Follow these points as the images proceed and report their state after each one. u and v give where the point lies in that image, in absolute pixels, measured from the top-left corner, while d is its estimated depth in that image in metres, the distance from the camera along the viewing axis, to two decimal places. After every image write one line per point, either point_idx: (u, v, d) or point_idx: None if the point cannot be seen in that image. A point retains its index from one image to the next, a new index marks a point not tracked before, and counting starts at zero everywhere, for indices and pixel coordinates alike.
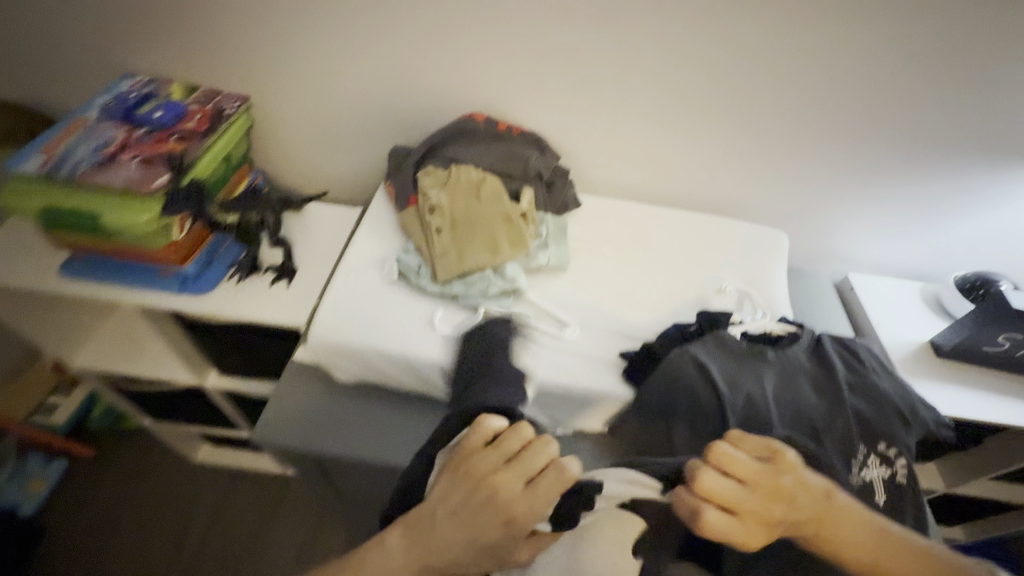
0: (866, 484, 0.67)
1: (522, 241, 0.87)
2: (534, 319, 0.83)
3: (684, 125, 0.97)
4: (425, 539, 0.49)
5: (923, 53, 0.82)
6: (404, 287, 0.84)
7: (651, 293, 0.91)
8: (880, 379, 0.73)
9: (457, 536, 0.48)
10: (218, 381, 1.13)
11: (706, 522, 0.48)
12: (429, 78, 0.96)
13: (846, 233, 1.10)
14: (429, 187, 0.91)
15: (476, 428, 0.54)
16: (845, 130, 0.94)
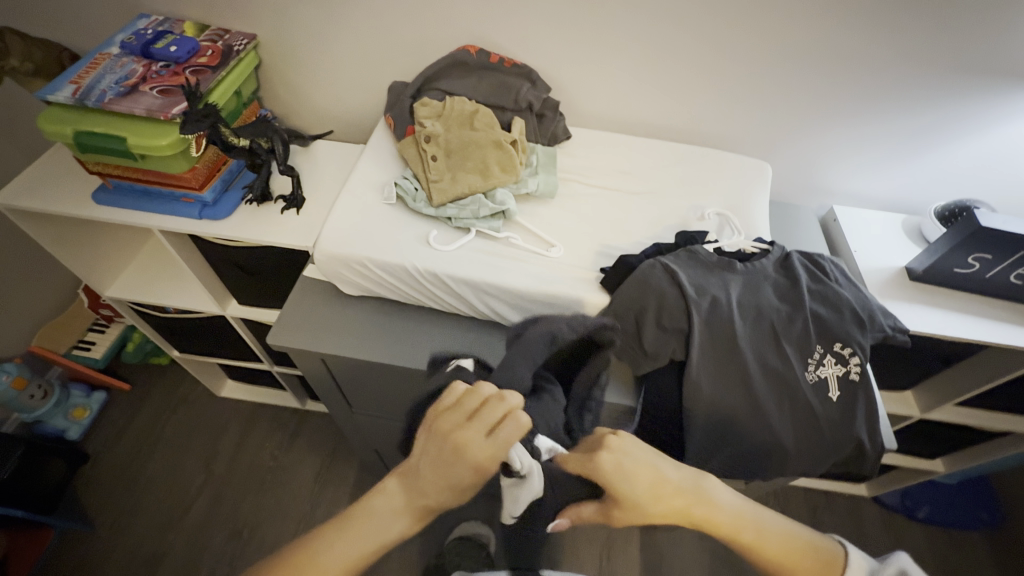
0: (820, 381, 0.72)
1: (511, 167, 0.93)
2: (521, 238, 0.90)
3: (672, 55, 0.99)
4: (414, 485, 0.48)
5: None
6: (401, 208, 0.91)
7: (635, 218, 0.96)
8: (841, 288, 0.79)
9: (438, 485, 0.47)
10: (238, 309, 1.22)
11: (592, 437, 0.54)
12: (423, 11, 0.98)
13: (834, 166, 1.13)
14: (424, 118, 0.96)
15: (448, 393, 0.53)
16: (834, 57, 0.94)
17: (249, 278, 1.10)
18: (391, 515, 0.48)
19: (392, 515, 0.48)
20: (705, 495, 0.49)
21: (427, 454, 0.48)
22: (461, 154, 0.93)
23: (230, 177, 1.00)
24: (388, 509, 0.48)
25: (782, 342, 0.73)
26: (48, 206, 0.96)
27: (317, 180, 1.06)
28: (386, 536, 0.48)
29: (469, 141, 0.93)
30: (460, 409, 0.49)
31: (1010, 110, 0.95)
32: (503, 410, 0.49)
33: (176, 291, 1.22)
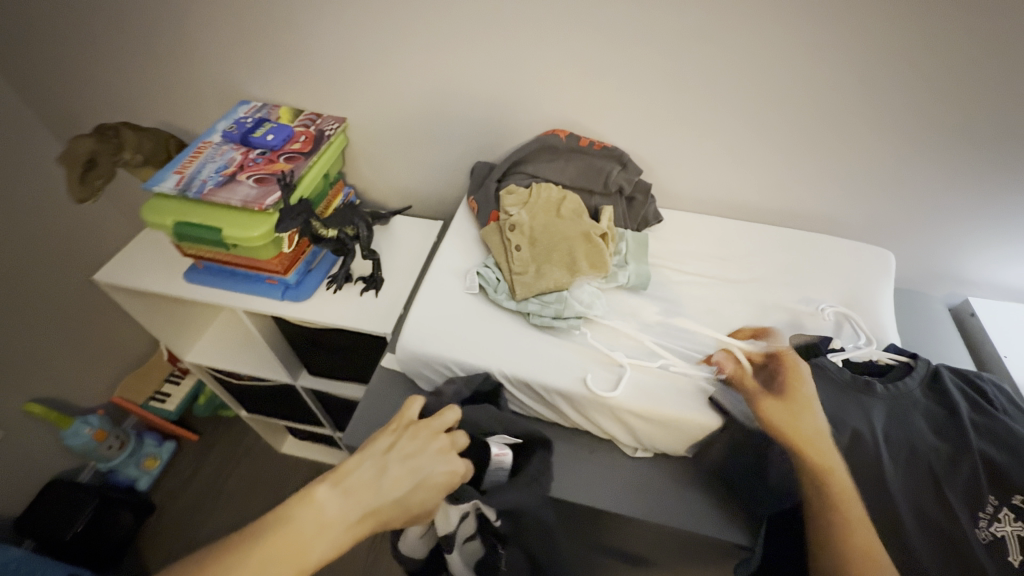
0: (995, 541, 0.57)
1: (600, 259, 0.87)
2: (612, 341, 0.82)
3: (785, 132, 0.90)
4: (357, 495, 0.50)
5: None
6: (482, 299, 0.86)
7: (738, 315, 0.87)
8: (1015, 422, 0.65)
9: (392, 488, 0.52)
10: (309, 380, 1.22)
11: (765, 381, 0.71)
12: (510, 95, 0.96)
13: (966, 254, 0.99)
14: (510, 205, 0.93)
15: (399, 420, 0.58)
16: (986, 133, 0.82)
17: (320, 352, 1.07)
18: (330, 524, 0.48)
19: (322, 524, 0.48)
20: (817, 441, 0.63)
21: (403, 449, 0.54)
22: (547, 244, 0.88)
23: (312, 258, 0.99)
24: (327, 518, 0.48)
25: (943, 491, 0.61)
26: (145, 282, 0.99)
27: (394, 259, 1.04)
28: (315, 548, 0.47)
29: (556, 231, 0.89)
30: (410, 436, 0.55)
31: None
32: (430, 435, 0.56)
33: (250, 357, 1.23)
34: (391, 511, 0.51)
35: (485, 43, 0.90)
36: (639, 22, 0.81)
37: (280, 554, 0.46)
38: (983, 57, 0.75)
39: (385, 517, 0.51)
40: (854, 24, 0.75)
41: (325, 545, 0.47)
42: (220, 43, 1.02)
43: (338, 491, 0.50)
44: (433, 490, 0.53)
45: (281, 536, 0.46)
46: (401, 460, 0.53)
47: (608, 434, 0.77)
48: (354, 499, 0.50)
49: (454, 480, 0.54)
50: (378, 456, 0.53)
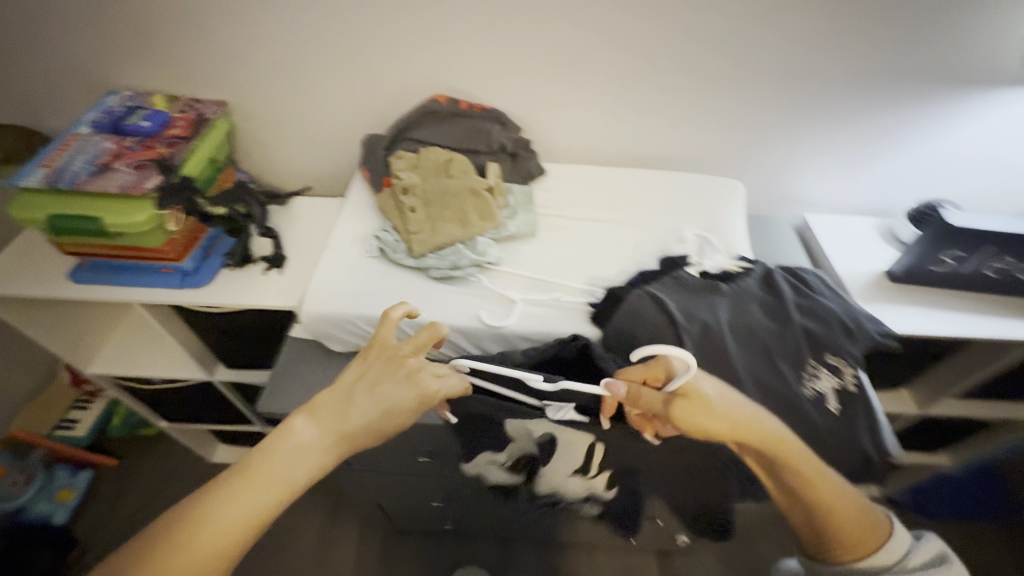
0: (817, 394, 0.71)
1: (489, 212, 0.95)
2: (506, 283, 0.90)
3: (640, 84, 0.99)
4: (331, 419, 0.49)
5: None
6: (382, 261, 0.91)
7: (615, 248, 0.98)
8: (825, 299, 0.80)
9: (367, 414, 0.50)
10: (227, 374, 1.20)
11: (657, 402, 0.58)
12: (387, 66, 1.00)
13: (802, 182, 1.14)
14: (400, 169, 0.97)
15: (373, 347, 0.56)
16: (798, 74, 0.96)
17: (231, 340, 1.07)
18: (307, 452, 0.47)
19: (302, 449, 0.47)
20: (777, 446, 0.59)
21: (371, 377, 0.53)
22: (440, 204, 0.95)
23: (208, 244, 0.99)
24: (305, 444, 0.47)
25: (777, 360, 0.73)
26: (23, 290, 0.94)
27: (297, 237, 1.05)
28: (301, 473, 0.46)
29: (445, 190, 0.95)
30: (382, 363, 0.54)
31: (959, 109, 0.98)
32: (404, 366, 0.55)
33: (159, 360, 1.19)
34: (372, 435, 0.51)
35: (357, 10, 0.92)
36: None
37: (263, 484, 0.45)
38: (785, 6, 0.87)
39: (359, 440, 0.50)
40: None
41: (309, 466, 0.47)
42: (77, 27, 0.97)
43: (316, 420, 0.49)
44: (402, 413, 0.52)
45: (255, 474, 0.45)
46: (369, 388, 0.52)
47: None
48: (330, 425, 0.49)
49: (421, 404, 0.54)
50: (347, 388, 0.52)
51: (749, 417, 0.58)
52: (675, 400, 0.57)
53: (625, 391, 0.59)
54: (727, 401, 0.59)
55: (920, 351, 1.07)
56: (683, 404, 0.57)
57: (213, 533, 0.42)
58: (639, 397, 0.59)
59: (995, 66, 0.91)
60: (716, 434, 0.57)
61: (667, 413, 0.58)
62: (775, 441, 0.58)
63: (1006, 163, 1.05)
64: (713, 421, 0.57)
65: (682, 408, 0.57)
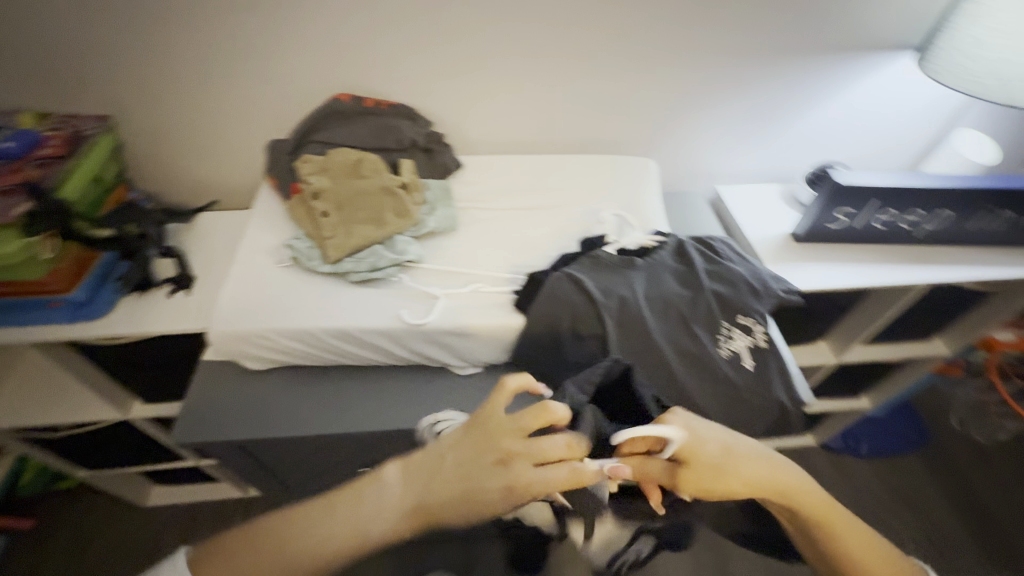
0: (732, 354, 0.74)
1: (406, 209, 0.92)
2: (429, 280, 0.88)
3: (545, 71, 1.00)
4: (424, 477, 0.45)
5: None
6: (297, 269, 0.87)
7: (538, 235, 0.98)
8: (733, 263, 0.84)
9: (448, 488, 0.44)
10: (145, 410, 1.10)
11: (661, 475, 0.51)
12: (283, 66, 0.96)
13: (712, 156, 1.19)
14: (309, 174, 0.93)
15: (498, 401, 0.48)
16: (694, 52, 0.99)
17: (144, 371, 0.99)
18: (387, 509, 0.44)
19: (383, 506, 0.44)
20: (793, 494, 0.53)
21: (461, 447, 0.46)
22: (354, 206, 0.91)
23: (106, 269, 0.91)
24: (387, 499, 0.44)
25: (692, 326, 0.76)
26: None
27: (205, 254, 0.99)
28: (372, 530, 0.43)
29: (358, 191, 0.92)
30: (499, 440, 0.45)
31: (839, 77, 1.05)
32: (519, 441, 0.45)
33: (63, 404, 1.08)
34: (449, 512, 0.44)
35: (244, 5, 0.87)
36: None
37: (344, 526, 0.43)
38: None
39: (441, 512, 0.44)
40: None
41: (383, 527, 0.43)
42: None
43: (407, 474, 0.46)
44: (484, 505, 0.43)
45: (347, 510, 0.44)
46: (460, 465, 0.45)
47: (436, 361, 0.84)
48: (417, 481, 0.45)
49: (507, 497, 0.43)
50: (441, 451, 0.47)
51: (768, 468, 0.52)
52: (679, 466, 0.50)
53: (632, 472, 0.51)
54: (737, 450, 0.53)
55: (829, 303, 1.14)
56: (688, 468, 0.50)
57: (298, 549, 0.42)
58: (644, 473, 0.51)
59: (863, 34, 0.99)
60: (735, 494, 0.51)
61: (678, 485, 0.50)
62: (789, 487, 0.53)
63: (885, 124, 1.14)
64: (729, 482, 0.50)
65: (691, 473, 0.50)
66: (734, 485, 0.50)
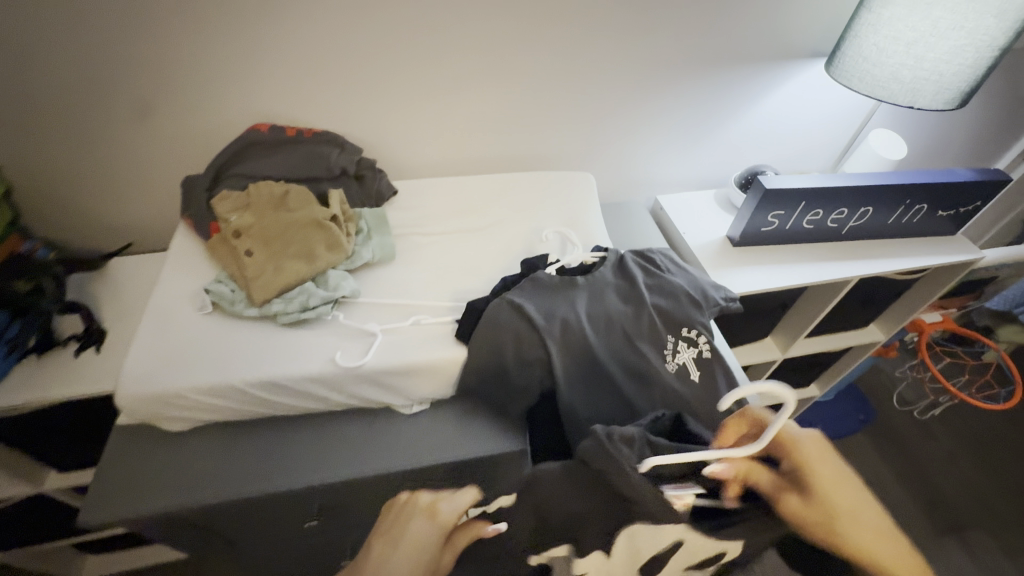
0: (679, 368, 0.75)
1: (337, 242, 0.87)
2: (366, 315, 0.84)
3: (473, 91, 0.98)
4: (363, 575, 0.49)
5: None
6: (219, 316, 0.81)
7: (479, 259, 0.96)
8: (672, 274, 0.84)
9: (399, 556, 0.50)
10: (61, 480, 0.99)
11: (761, 480, 0.49)
12: (191, 99, 0.89)
13: (649, 164, 1.20)
14: (229, 211, 0.87)
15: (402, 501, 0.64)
16: (617, 66, 1.00)
17: (55, 441, 0.89)
18: None
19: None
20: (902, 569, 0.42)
21: (384, 529, 0.55)
22: (280, 243, 0.86)
23: None
24: None
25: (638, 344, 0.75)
26: None
27: (120, 305, 0.90)
28: None
29: (284, 227, 0.87)
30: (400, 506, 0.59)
31: (758, 84, 1.09)
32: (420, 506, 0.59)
33: None
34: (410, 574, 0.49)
35: (144, 35, 0.80)
36: (288, 8, 0.81)
37: None
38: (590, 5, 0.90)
39: None
40: None
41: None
42: None
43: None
44: (434, 550, 0.53)
45: None
46: (388, 535, 0.53)
47: (378, 401, 0.79)
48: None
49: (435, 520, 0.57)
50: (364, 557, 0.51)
51: (884, 531, 0.44)
52: (792, 490, 0.47)
53: (730, 467, 0.50)
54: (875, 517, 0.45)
55: (771, 302, 1.18)
56: (803, 498, 0.46)
57: None
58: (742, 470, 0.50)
59: (777, 44, 1.03)
60: (839, 534, 0.44)
61: (778, 502, 0.47)
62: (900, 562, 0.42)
63: (806, 126, 1.19)
64: (848, 520, 0.44)
65: (799, 502, 0.46)
66: (841, 520, 0.44)
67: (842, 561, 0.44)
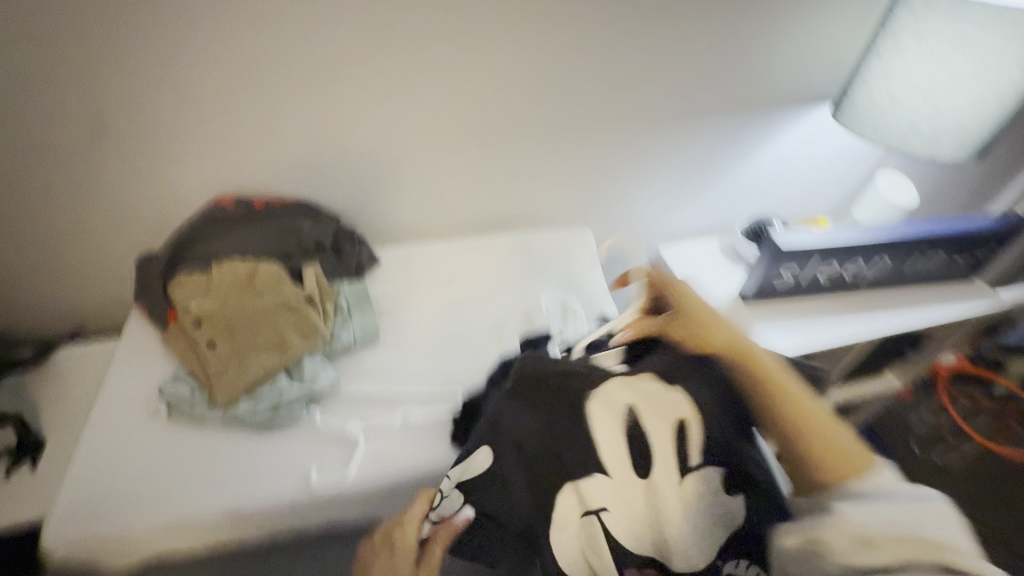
0: None
1: (313, 325, 0.78)
2: (348, 412, 0.74)
3: (457, 151, 0.91)
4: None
5: (627, 44, 0.85)
6: (175, 424, 0.70)
7: (474, 335, 0.87)
8: None
9: None
10: None
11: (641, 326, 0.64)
12: (144, 174, 0.80)
13: (648, 216, 1.14)
14: (189, 297, 0.77)
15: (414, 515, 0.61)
16: (610, 120, 0.94)
17: None
18: None
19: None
20: (762, 363, 0.55)
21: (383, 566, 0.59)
22: (246, 329, 0.75)
23: None
24: None
25: None
26: None
27: (62, 409, 0.79)
28: None
29: (252, 311, 0.77)
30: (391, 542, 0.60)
31: (757, 132, 1.04)
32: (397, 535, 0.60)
33: None
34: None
35: (89, 105, 0.72)
36: (249, 76, 0.74)
37: None
38: (577, 60, 0.85)
39: None
40: (458, 47, 0.78)
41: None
42: None
43: None
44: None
45: None
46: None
47: (362, 517, 0.69)
48: None
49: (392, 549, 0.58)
50: None
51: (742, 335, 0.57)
52: (675, 320, 0.61)
53: (629, 331, 0.65)
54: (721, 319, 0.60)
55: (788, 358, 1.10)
56: (674, 317, 0.62)
57: None
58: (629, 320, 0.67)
59: (779, 89, 0.97)
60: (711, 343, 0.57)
61: (663, 327, 0.62)
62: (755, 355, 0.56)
63: (809, 171, 1.14)
64: (711, 330, 0.58)
65: (672, 320, 0.61)
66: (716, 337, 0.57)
67: (717, 357, 0.57)
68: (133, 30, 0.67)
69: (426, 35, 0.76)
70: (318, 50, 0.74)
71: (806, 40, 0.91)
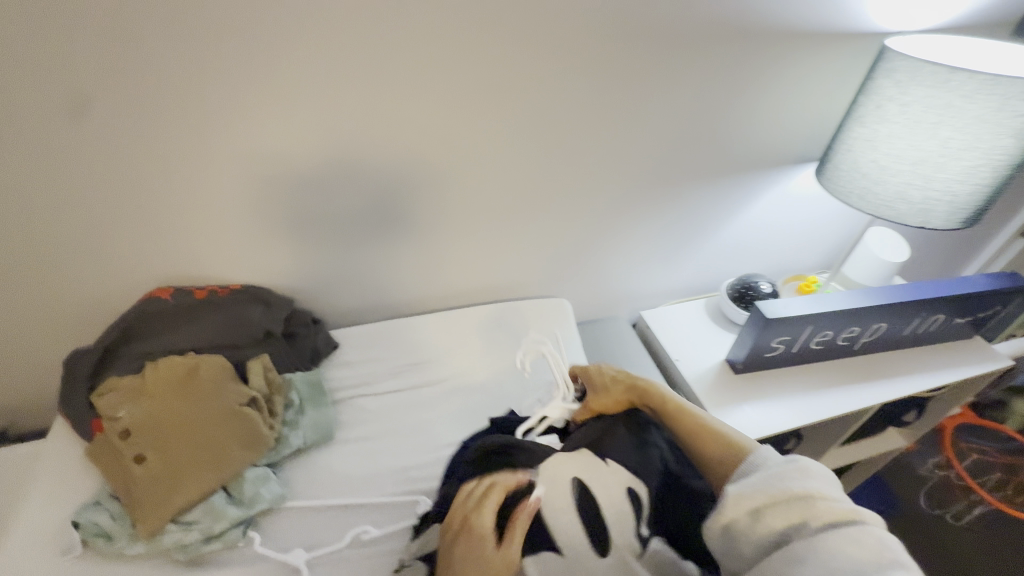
0: None
1: (257, 431, 0.70)
2: (292, 534, 0.67)
3: (421, 227, 0.85)
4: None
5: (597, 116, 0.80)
6: (91, 561, 0.61)
7: (439, 428, 0.79)
8: None
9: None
10: None
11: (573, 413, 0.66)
12: (72, 267, 0.74)
13: (630, 279, 1.08)
14: (115, 407, 0.69)
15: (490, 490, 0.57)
16: (583, 189, 0.89)
17: None
18: None
19: None
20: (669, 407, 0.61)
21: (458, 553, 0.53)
22: (178, 442, 0.67)
23: None
24: None
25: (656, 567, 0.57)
26: None
27: None
28: None
29: (187, 419, 0.69)
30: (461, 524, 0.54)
31: (740, 193, 0.98)
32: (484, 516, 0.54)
33: None
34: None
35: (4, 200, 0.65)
36: (183, 163, 0.68)
37: None
38: (545, 133, 0.80)
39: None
40: (414, 126, 0.73)
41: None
42: None
43: None
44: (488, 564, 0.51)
45: None
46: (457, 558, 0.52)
47: None
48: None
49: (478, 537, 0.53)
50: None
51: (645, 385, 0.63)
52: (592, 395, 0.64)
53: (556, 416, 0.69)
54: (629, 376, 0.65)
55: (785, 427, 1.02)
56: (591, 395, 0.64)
57: None
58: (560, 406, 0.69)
59: (759, 151, 0.93)
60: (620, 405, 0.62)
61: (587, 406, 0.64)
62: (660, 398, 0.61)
63: (796, 228, 1.09)
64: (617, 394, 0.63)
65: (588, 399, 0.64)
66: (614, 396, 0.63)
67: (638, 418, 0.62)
68: (47, 124, 0.61)
69: (378, 116, 0.71)
70: (257, 134, 0.68)
71: (783, 103, 0.87)
